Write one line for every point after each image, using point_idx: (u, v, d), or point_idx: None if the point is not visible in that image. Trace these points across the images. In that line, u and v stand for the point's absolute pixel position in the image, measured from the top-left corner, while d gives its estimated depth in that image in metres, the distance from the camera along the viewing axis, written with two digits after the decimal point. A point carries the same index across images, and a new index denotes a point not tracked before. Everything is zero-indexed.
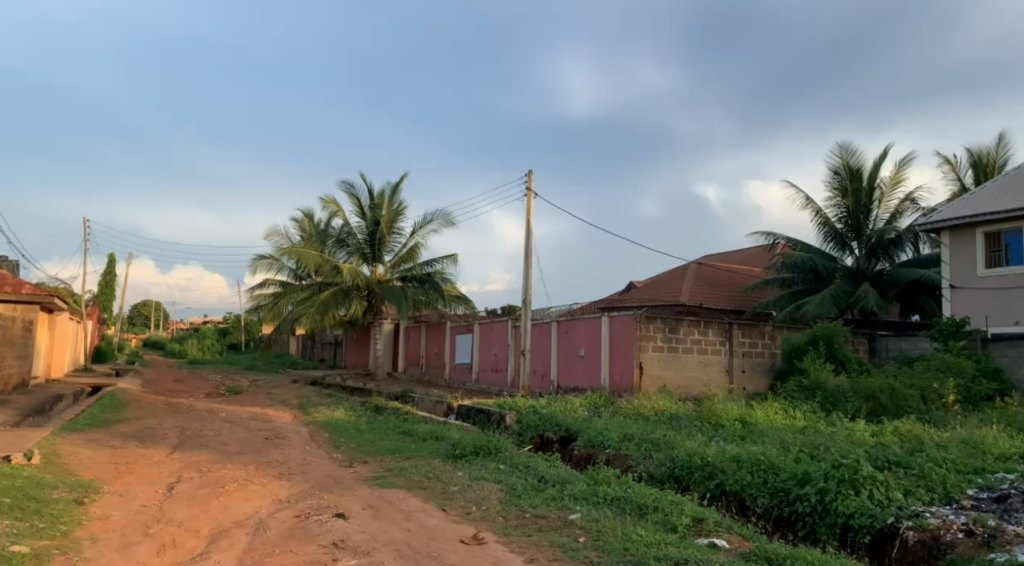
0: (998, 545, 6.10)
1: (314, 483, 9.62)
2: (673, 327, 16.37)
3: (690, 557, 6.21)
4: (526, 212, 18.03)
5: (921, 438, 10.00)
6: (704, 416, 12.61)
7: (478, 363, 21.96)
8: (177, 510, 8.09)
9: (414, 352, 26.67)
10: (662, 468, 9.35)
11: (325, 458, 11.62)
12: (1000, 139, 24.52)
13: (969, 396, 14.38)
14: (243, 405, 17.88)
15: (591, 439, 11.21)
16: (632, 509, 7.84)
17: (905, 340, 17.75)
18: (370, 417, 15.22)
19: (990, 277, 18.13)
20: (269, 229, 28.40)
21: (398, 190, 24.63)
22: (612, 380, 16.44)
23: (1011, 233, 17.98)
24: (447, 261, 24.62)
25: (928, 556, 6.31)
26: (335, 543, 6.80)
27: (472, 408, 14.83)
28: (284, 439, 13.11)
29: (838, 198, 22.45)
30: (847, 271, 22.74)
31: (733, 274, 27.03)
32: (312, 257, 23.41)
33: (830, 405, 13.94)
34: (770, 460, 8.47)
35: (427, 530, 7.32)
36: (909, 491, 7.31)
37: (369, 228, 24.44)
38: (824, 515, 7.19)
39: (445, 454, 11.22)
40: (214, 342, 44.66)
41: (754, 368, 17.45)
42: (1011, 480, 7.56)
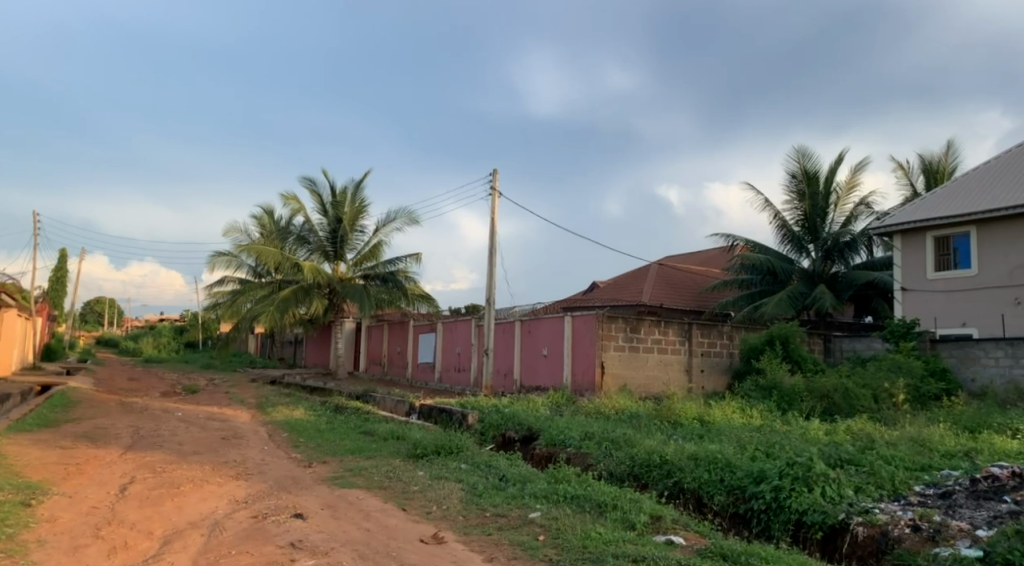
0: (942, 539, 6.26)
1: (272, 483, 9.51)
2: (634, 327, 16.53)
3: (646, 554, 6.28)
4: (490, 211, 18.03)
5: (872, 437, 10.25)
6: (663, 415, 12.77)
7: (440, 363, 21.92)
8: (129, 511, 7.92)
9: (377, 351, 26.50)
10: (622, 466, 9.45)
11: (284, 458, 11.48)
12: (949, 146, 25.32)
13: (919, 395, 14.81)
14: (199, 405, 17.54)
15: (552, 437, 11.28)
16: (591, 507, 7.91)
17: (858, 340, 18.20)
18: (330, 417, 15.08)
19: (938, 280, 18.70)
20: (229, 226, 27.89)
21: (361, 187, 24.43)
22: (574, 379, 16.52)
23: (959, 237, 18.65)
24: (410, 259, 24.49)
25: (876, 550, 6.48)
26: (292, 544, 6.73)
27: (435, 407, 14.80)
28: (242, 439, 12.91)
29: (796, 201, 22.91)
30: (804, 273, 23.22)
31: (693, 275, 27.39)
32: (272, 254, 23.03)
33: (786, 404, 14.26)
34: (727, 458, 8.62)
35: (386, 530, 7.30)
36: (860, 488, 7.49)
37: (331, 225, 24.19)
38: (778, 512, 7.35)
39: (406, 454, 11.18)
40: (170, 340, 43.75)
41: (713, 367, 17.70)
42: (957, 477, 7.80)
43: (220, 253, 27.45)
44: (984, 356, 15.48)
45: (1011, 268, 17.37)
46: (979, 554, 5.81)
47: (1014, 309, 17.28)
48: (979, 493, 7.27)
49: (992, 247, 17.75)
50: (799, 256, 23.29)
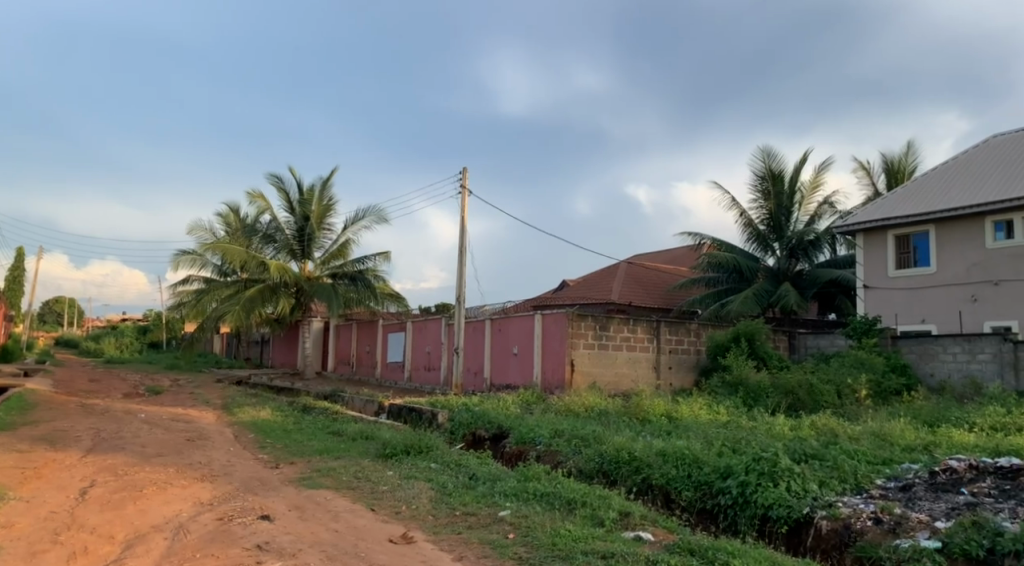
0: (902, 531, 6.36)
1: (239, 484, 9.39)
2: (604, 325, 16.62)
3: (615, 551, 6.31)
4: (460, 210, 17.99)
5: (835, 432, 10.45)
6: (632, 412, 12.89)
7: (410, 362, 21.83)
8: (89, 516, 7.74)
9: (345, 350, 26.29)
10: (591, 463, 9.51)
11: (251, 459, 11.33)
12: (910, 147, 25.87)
13: (880, 391, 15.10)
14: (163, 407, 17.20)
15: (522, 436, 11.28)
16: (560, 504, 7.93)
17: (822, 337, 18.51)
18: (297, 417, 14.89)
19: (899, 277, 19.11)
20: (193, 224, 27.45)
21: (329, 184, 24.20)
22: (544, 377, 16.58)
23: (918, 236, 19.09)
24: (379, 258, 24.32)
25: (840, 542, 6.58)
26: (259, 545, 6.66)
27: (404, 406, 14.74)
28: (207, 440, 12.72)
29: (762, 200, 23.24)
30: (769, 271, 23.58)
31: (661, 273, 27.63)
32: (239, 252, 22.70)
33: (752, 401, 14.47)
34: (694, 454, 8.71)
35: (355, 531, 7.23)
36: (824, 482, 7.63)
37: (298, 224, 23.94)
38: (745, 507, 7.45)
39: (375, 454, 11.09)
40: (133, 340, 42.90)
41: (681, 364, 17.88)
42: (916, 470, 7.98)
43: (184, 251, 27.00)
44: (942, 352, 15.84)
45: (968, 266, 17.81)
46: (938, 544, 5.93)
47: (971, 307, 17.73)
48: (938, 485, 7.45)
49: (950, 245, 18.19)
50: (765, 255, 23.64)
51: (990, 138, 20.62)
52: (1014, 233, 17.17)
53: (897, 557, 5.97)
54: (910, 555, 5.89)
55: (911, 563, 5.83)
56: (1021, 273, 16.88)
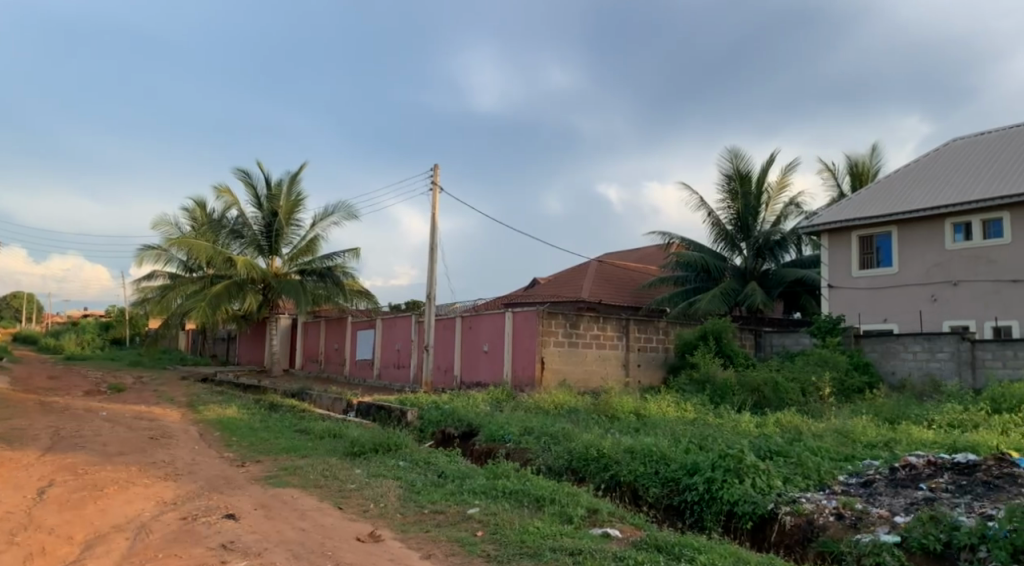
0: (863, 526, 6.49)
1: (203, 483, 9.25)
2: (574, 323, 16.68)
3: (583, 548, 6.33)
4: (430, 206, 17.92)
5: (799, 429, 10.62)
6: (601, 409, 12.97)
7: (379, 359, 21.71)
8: (47, 516, 7.55)
9: (313, 348, 26.04)
10: (560, 461, 9.55)
11: (215, 457, 11.17)
12: (874, 150, 26.38)
13: (843, 388, 15.38)
14: (125, 404, 16.87)
15: (492, 433, 11.28)
16: (529, 501, 7.95)
17: (787, 336, 18.79)
18: (264, 415, 14.72)
19: (862, 277, 19.49)
20: (158, 219, 26.97)
21: (297, 180, 23.96)
22: (514, 374, 16.60)
23: (881, 237, 19.48)
24: (349, 254, 24.13)
25: (803, 538, 6.69)
26: (223, 545, 6.56)
27: (373, 404, 14.65)
28: (171, 438, 12.51)
29: (730, 200, 23.52)
30: (736, 270, 23.87)
31: (631, 272, 27.80)
32: (205, 248, 22.35)
33: (718, 398, 14.65)
34: (662, 451, 8.78)
35: (322, 529, 7.16)
36: (788, 479, 7.74)
37: (266, 219, 23.66)
38: (710, 503, 7.55)
39: (343, 453, 11.00)
40: (95, 337, 42.03)
41: (649, 362, 18.02)
42: (877, 466, 8.15)
43: (149, 247, 26.49)
44: (903, 351, 16.18)
45: (929, 266, 18.22)
46: (897, 539, 6.06)
47: (931, 306, 18.15)
48: (898, 481, 7.61)
49: (912, 246, 18.60)
50: (732, 254, 23.93)
51: (949, 143, 21.13)
52: (972, 234, 17.62)
53: (857, 552, 6.07)
54: (870, 550, 6.00)
55: (871, 557, 5.94)
56: (979, 274, 17.33)
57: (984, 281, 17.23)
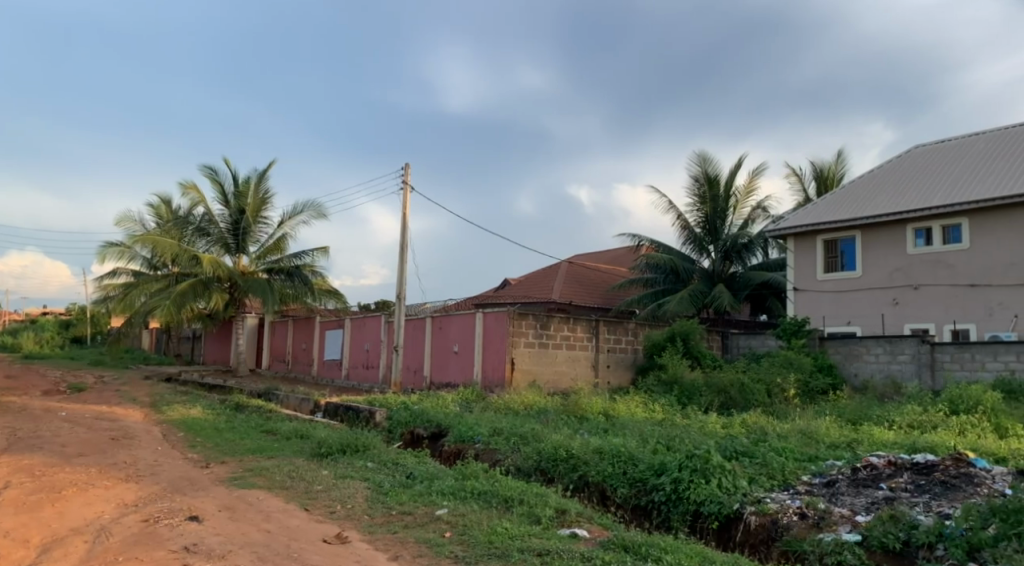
0: (826, 524, 6.59)
1: (166, 484, 9.09)
2: (544, 324, 16.71)
3: (551, 548, 6.35)
4: (401, 205, 17.82)
5: (764, 429, 10.81)
6: (571, 410, 13.04)
7: (348, 360, 21.54)
8: (2, 519, 7.36)
9: (281, 347, 25.75)
10: (529, 461, 9.56)
11: (179, 458, 10.98)
12: (840, 156, 26.89)
13: (808, 390, 15.63)
14: (85, 404, 16.50)
15: (461, 434, 11.26)
16: (497, 502, 7.94)
17: (753, 338, 19.04)
18: (229, 416, 14.52)
19: (827, 281, 19.83)
20: (122, 215, 26.44)
21: (266, 177, 23.69)
22: (483, 375, 16.60)
23: (845, 241, 19.84)
24: (317, 253, 23.89)
25: (767, 537, 6.78)
26: (186, 548, 6.45)
27: (341, 404, 14.53)
28: (133, 439, 12.27)
29: (698, 203, 23.78)
30: (704, 273, 24.15)
31: (601, 273, 27.95)
32: (169, 245, 21.98)
33: (686, 399, 14.81)
34: (630, 452, 8.83)
35: (288, 531, 7.09)
36: (753, 479, 7.83)
37: (233, 217, 23.32)
38: (677, 503, 7.62)
39: (311, 453, 10.89)
40: (54, 335, 41.12)
41: (618, 363, 18.12)
42: (840, 467, 8.28)
43: (112, 244, 25.95)
44: (866, 353, 16.49)
45: (891, 270, 18.60)
46: (858, 538, 6.17)
47: (893, 309, 18.53)
48: (859, 481, 7.75)
49: (875, 250, 18.97)
50: (700, 256, 24.21)
51: (911, 150, 21.62)
52: (932, 239, 18.04)
53: (820, 551, 6.16)
54: (833, 549, 6.09)
55: (833, 556, 6.04)
56: (939, 278, 17.74)
57: (944, 285, 17.65)
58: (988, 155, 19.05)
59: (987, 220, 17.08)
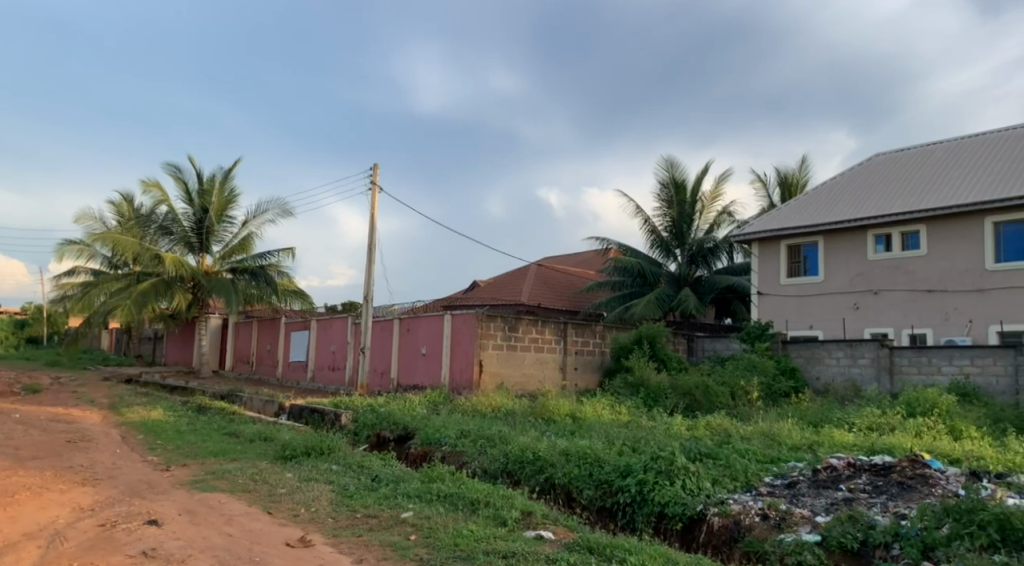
0: (787, 525, 6.68)
1: (124, 488, 8.89)
2: (513, 326, 16.73)
3: (516, 551, 6.35)
4: (370, 206, 17.69)
5: (729, 431, 10.92)
6: (538, 412, 13.03)
7: (313, 362, 21.32)
8: None
9: (245, 348, 25.40)
10: (496, 464, 9.56)
11: (138, 461, 10.75)
12: (803, 162, 27.36)
13: (770, 392, 15.91)
14: (40, 406, 16.08)
15: (427, 436, 11.21)
16: (463, 505, 7.91)
17: (718, 341, 19.28)
18: (191, 418, 14.27)
19: (790, 285, 20.18)
20: (81, 213, 25.91)
21: (231, 175, 23.36)
22: (451, 378, 16.55)
23: (808, 246, 20.22)
24: (283, 254, 23.60)
25: (730, 537, 6.86)
26: (145, 552, 6.32)
27: (306, 407, 14.36)
28: (90, 441, 11.99)
29: (666, 208, 24.03)
30: (671, 276, 24.40)
31: (568, 276, 28.07)
32: (130, 244, 21.56)
33: (652, 401, 14.95)
34: (596, 453, 8.89)
35: (250, 535, 6.98)
36: (717, 480, 7.93)
37: (197, 215, 22.94)
38: (642, 505, 7.69)
39: (274, 456, 10.77)
40: (9, 335, 40.13)
41: (585, 366, 18.19)
42: (801, 468, 8.42)
43: (70, 241, 25.37)
44: (827, 357, 16.80)
45: (852, 275, 18.98)
46: (818, 538, 6.28)
47: (854, 314, 18.89)
48: (820, 482, 7.89)
49: (837, 256, 19.35)
50: (667, 260, 24.46)
51: (874, 158, 22.15)
52: (892, 246, 18.48)
53: (780, 551, 6.26)
54: (793, 549, 6.19)
55: (793, 556, 6.13)
56: (898, 284, 18.14)
57: (903, 290, 18.06)
58: (945, 164, 19.57)
59: (943, 228, 17.54)
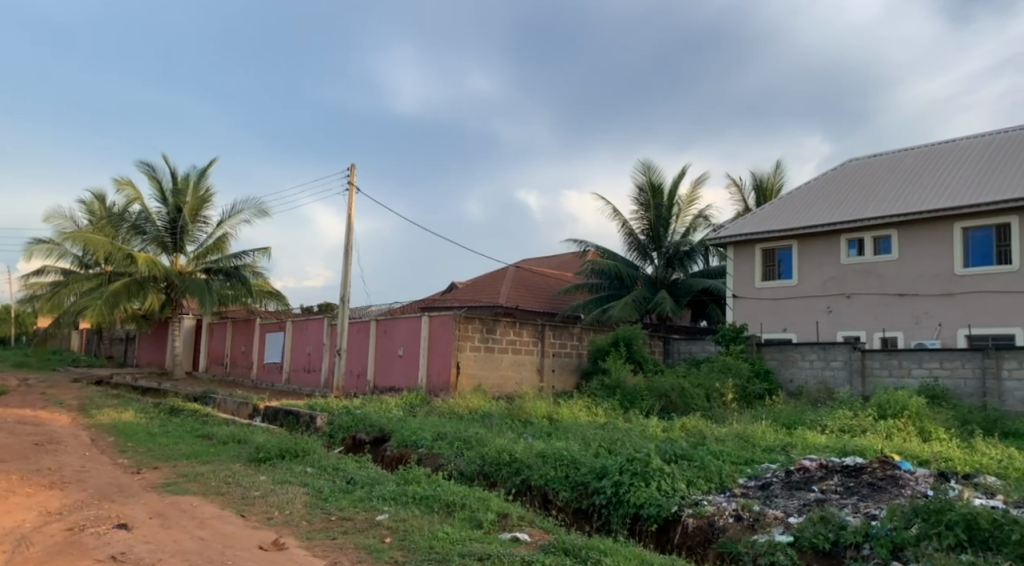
0: (760, 526, 6.74)
1: (94, 491, 8.75)
2: (490, 327, 16.72)
3: (491, 553, 6.34)
4: (347, 206, 17.59)
5: (703, 433, 11.01)
6: (515, 414, 13.03)
7: (289, 363, 21.15)
8: None
9: (219, 349, 25.13)
10: (472, 465, 9.56)
11: (108, 463, 10.60)
12: (778, 167, 27.69)
13: (745, 394, 16.07)
14: (8, 408, 15.77)
15: (403, 439, 11.17)
16: (440, 507, 7.89)
17: (694, 343, 19.43)
18: (163, 419, 14.09)
19: (765, 288, 20.40)
20: (51, 212, 25.47)
21: (206, 174, 23.09)
22: (428, 379, 16.50)
23: (782, 250, 20.45)
24: (259, 254, 23.39)
25: (704, 538, 6.90)
26: (114, 557, 6.23)
27: (281, 409, 14.24)
28: (59, 444, 11.79)
29: (643, 211, 24.19)
30: (648, 279, 24.55)
31: (546, 278, 28.13)
32: (102, 243, 21.22)
33: (628, 403, 15.04)
34: (572, 455, 8.91)
35: (223, 538, 6.91)
36: (692, 481, 7.99)
37: (171, 215, 22.64)
38: (618, 506, 7.73)
39: (248, 458, 10.68)
40: None
41: (563, 367, 18.24)
42: (774, 469, 8.52)
43: (40, 240, 24.90)
44: (801, 359, 17.00)
45: (825, 279, 19.24)
46: (790, 538, 6.35)
47: (826, 317, 19.14)
48: (793, 483, 7.99)
49: (811, 260, 19.60)
50: (644, 263, 24.62)
51: (847, 164, 22.49)
52: (864, 250, 18.76)
53: (754, 552, 6.31)
54: (766, 550, 6.25)
55: (766, 557, 6.19)
56: (870, 288, 18.42)
57: (875, 294, 18.33)
58: (916, 171, 19.92)
59: (914, 233, 17.84)
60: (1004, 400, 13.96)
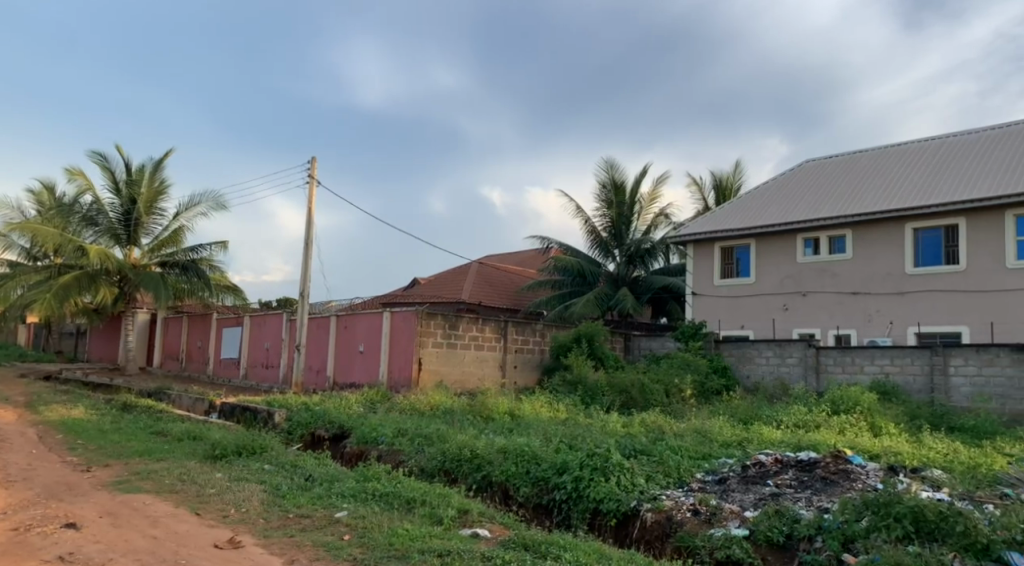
0: (716, 520, 6.84)
1: (41, 490, 8.48)
2: (452, 324, 16.65)
3: (451, 549, 6.31)
4: (308, 200, 17.36)
5: (661, 429, 11.13)
6: (477, 410, 13.01)
7: (246, 358, 20.81)
8: None
9: (174, 344, 24.60)
10: (433, 462, 9.51)
11: (56, 462, 10.27)
12: (737, 167, 28.12)
13: (703, 390, 16.33)
14: None
15: (364, 435, 11.06)
16: (399, 504, 7.84)
17: (654, 340, 19.64)
18: (115, 416, 13.72)
19: (723, 286, 20.72)
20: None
21: (162, 165, 22.56)
22: (389, 376, 16.39)
23: (740, 249, 20.79)
24: (216, 247, 22.95)
25: (662, 533, 6.99)
26: (62, 557, 6.05)
27: (238, 405, 14.00)
28: (4, 441, 11.40)
29: (605, 209, 24.36)
30: (610, 276, 24.74)
31: (509, 274, 28.14)
32: (51, 234, 20.57)
33: (589, 399, 15.15)
34: (533, 451, 8.91)
35: (176, 537, 6.76)
36: (650, 477, 8.07)
37: (125, 206, 22.06)
38: (577, 502, 7.78)
39: (203, 455, 10.47)
40: None
41: (525, 363, 18.28)
42: (731, 464, 8.65)
43: None
44: (758, 356, 17.31)
45: (782, 278, 19.60)
46: (746, 532, 6.47)
47: (783, 315, 19.52)
48: (749, 478, 8.12)
49: (768, 258, 19.96)
50: (606, 261, 24.80)
51: (803, 165, 22.97)
52: (820, 249, 19.16)
53: (710, 545, 6.41)
54: (722, 543, 6.35)
55: (722, 551, 6.29)
56: (825, 286, 18.83)
57: (830, 293, 18.75)
58: (869, 172, 20.43)
59: (868, 233, 18.28)
60: (950, 397, 14.41)
